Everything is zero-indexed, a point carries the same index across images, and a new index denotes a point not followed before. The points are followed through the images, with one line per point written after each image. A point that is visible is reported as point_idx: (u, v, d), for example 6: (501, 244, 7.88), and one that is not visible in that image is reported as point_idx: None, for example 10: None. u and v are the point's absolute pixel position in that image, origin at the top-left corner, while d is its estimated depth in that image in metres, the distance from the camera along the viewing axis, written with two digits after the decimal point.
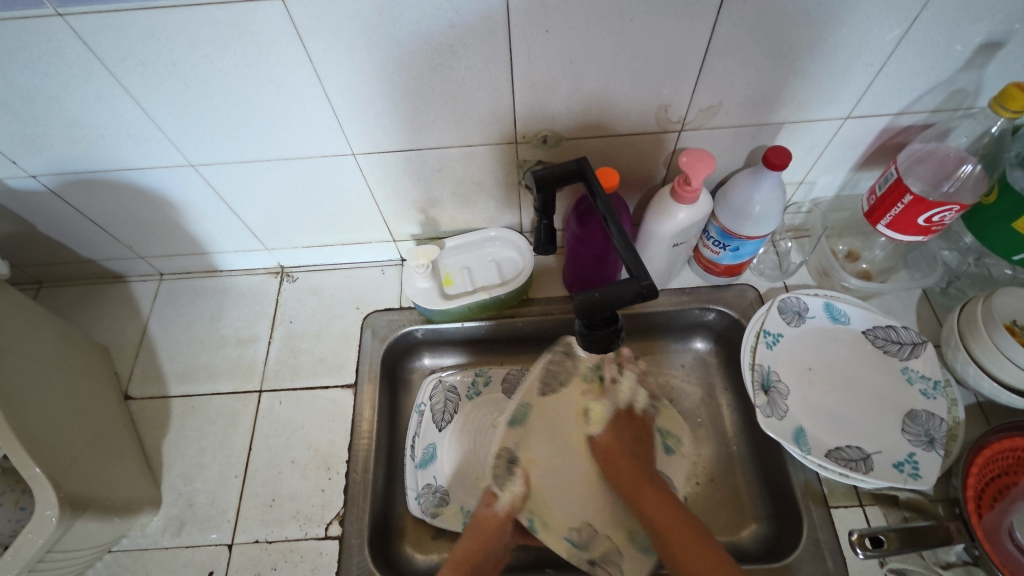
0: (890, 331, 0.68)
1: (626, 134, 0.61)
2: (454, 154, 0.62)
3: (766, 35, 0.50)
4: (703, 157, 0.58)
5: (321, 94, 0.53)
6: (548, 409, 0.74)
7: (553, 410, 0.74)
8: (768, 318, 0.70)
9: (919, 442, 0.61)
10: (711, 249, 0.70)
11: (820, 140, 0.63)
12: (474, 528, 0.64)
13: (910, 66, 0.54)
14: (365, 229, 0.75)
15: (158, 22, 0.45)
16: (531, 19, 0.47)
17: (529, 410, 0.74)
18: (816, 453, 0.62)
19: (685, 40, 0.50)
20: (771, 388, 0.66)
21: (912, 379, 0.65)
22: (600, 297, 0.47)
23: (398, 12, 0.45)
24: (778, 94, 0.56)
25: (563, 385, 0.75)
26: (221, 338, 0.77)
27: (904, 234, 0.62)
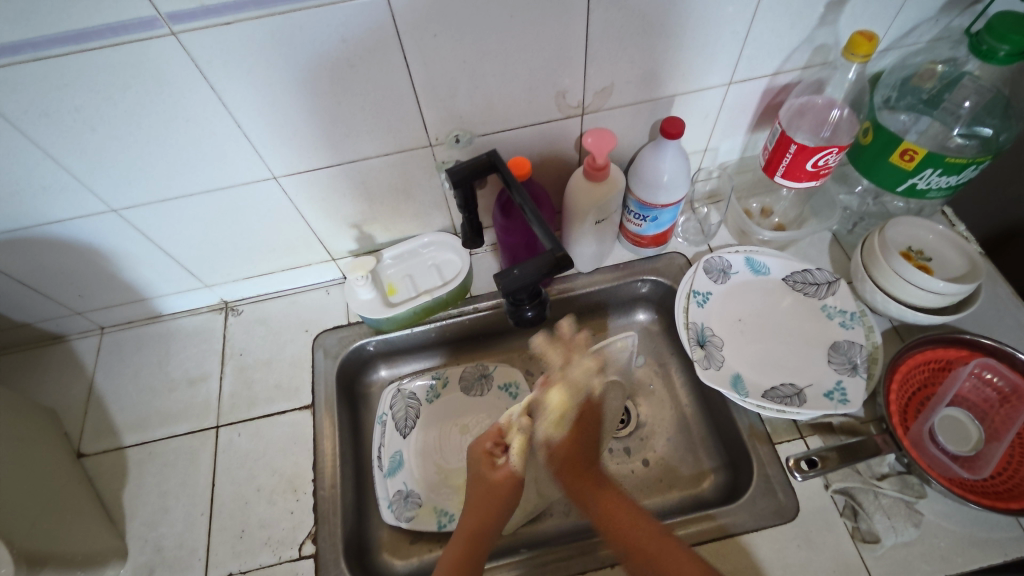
0: (807, 275, 0.73)
1: (533, 124, 0.64)
2: (375, 164, 0.65)
3: (637, 15, 0.54)
4: (605, 134, 0.62)
5: (231, 122, 0.55)
6: (469, 408, 0.79)
7: (472, 411, 0.78)
8: (695, 278, 0.74)
9: (844, 369, 0.66)
10: (634, 223, 0.75)
11: (712, 107, 0.68)
12: (484, 495, 0.60)
13: (772, 28, 0.59)
14: (303, 251, 0.77)
15: (52, 69, 0.46)
16: (418, 25, 0.50)
17: (456, 403, 0.79)
18: (753, 395, 0.66)
19: (566, 29, 0.54)
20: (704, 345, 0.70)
21: (832, 314, 0.70)
22: (518, 274, 0.50)
23: (289, 33, 0.48)
24: (663, 69, 0.61)
25: (483, 394, 0.79)
26: (172, 381, 0.76)
27: (798, 182, 0.67)
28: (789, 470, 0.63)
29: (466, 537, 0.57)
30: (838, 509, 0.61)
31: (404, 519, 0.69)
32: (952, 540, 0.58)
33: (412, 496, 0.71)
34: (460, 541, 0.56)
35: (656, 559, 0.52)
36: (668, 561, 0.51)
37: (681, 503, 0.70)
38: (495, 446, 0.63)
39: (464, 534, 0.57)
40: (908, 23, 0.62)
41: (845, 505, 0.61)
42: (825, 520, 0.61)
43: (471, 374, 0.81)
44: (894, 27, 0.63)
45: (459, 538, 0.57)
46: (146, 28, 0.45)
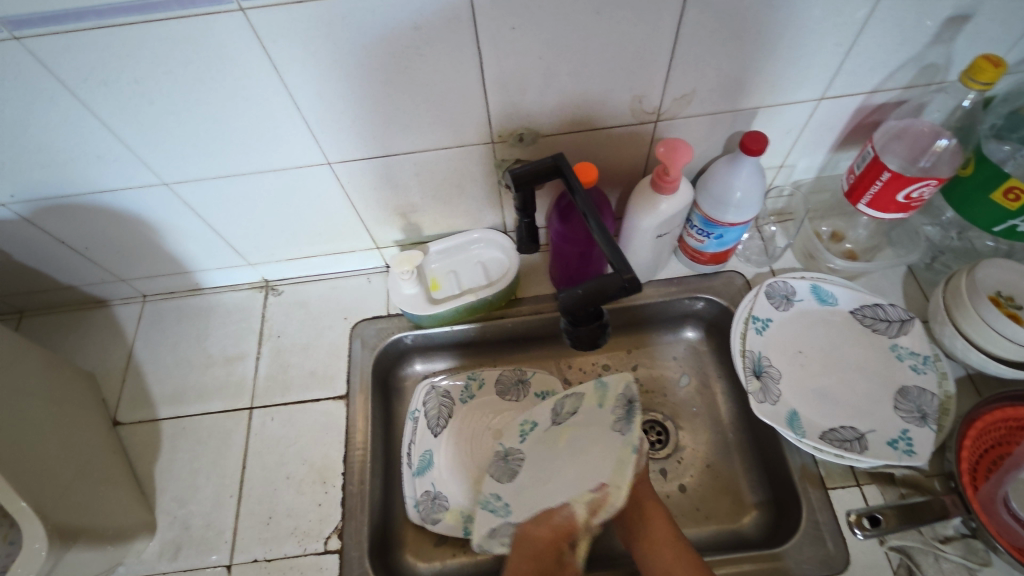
0: (877, 309, 0.68)
1: (602, 127, 0.60)
2: (432, 157, 0.62)
3: (734, 19, 0.50)
4: (680, 146, 0.57)
5: (290, 104, 0.53)
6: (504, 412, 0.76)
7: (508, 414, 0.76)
8: (756, 303, 0.69)
9: (911, 418, 0.62)
10: (695, 238, 0.71)
11: (797, 122, 0.63)
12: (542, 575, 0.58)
13: (879, 43, 0.54)
14: (348, 238, 0.74)
15: (115, 38, 0.44)
16: (497, 16, 0.47)
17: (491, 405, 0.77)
18: (810, 436, 0.62)
19: (654, 31, 0.50)
20: (634, 404, 0.65)
21: (902, 356, 0.66)
22: (584, 293, 0.46)
23: (360, 17, 0.45)
24: (751, 78, 0.57)
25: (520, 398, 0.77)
26: (209, 358, 0.76)
27: (884, 212, 0.62)
28: (847, 525, 0.59)
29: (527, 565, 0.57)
30: (891, 567, 0.57)
31: (428, 519, 0.67)
32: None
33: (439, 499, 0.69)
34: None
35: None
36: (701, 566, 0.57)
37: (719, 536, 0.67)
38: (563, 542, 0.59)
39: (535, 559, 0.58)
40: None
41: (900, 562, 0.57)
42: None
43: (508, 375, 0.78)
44: (1016, 51, 0.56)
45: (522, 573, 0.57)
46: (215, 3, 0.42)
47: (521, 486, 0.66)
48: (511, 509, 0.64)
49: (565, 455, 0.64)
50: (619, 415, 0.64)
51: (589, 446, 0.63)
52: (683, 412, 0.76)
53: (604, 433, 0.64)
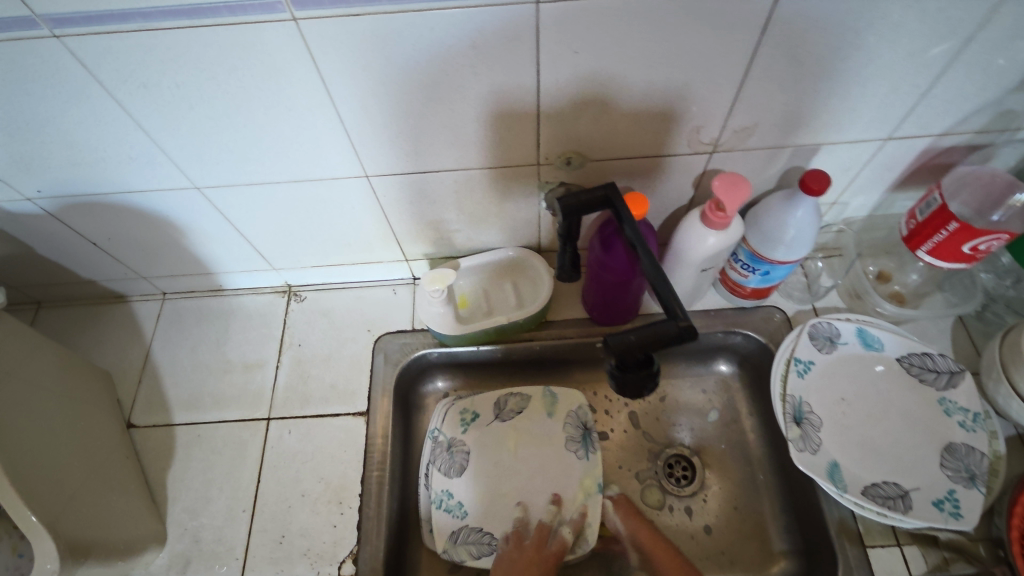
0: (925, 358, 0.65)
1: (654, 155, 0.58)
2: (473, 176, 0.59)
3: (810, 54, 0.47)
4: (737, 181, 0.54)
5: (333, 116, 0.50)
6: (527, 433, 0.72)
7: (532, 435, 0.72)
8: (798, 345, 0.66)
9: (959, 478, 0.59)
10: (739, 272, 0.67)
11: (858, 161, 0.60)
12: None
13: (960, 86, 0.51)
14: (377, 249, 0.72)
15: (159, 42, 0.42)
16: (561, 39, 0.44)
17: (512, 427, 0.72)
18: (852, 491, 0.60)
19: (725, 62, 0.47)
20: (589, 430, 0.71)
21: (951, 411, 0.62)
22: (636, 340, 0.44)
23: (417, 33, 0.43)
24: (818, 114, 0.54)
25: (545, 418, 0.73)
26: (227, 364, 0.74)
27: (945, 261, 0.59)
28: None
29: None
30: None
31: (451, 473, 0.69)
32: None
33: (456, 449, 0.70)
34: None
35: None
36: None
37: None
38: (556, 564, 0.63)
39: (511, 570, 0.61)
40: None
41: None
42: None
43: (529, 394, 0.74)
44: None
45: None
46: (268, 11, 0.40)
47: (473, 491, 0.68)
48: (466, 510, 0.67)
49: (521, 465, 0.70)
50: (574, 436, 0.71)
51: (546, 458, 0.71)
52: (712, 448, 0.73)
53: (560, 449, 0.71)
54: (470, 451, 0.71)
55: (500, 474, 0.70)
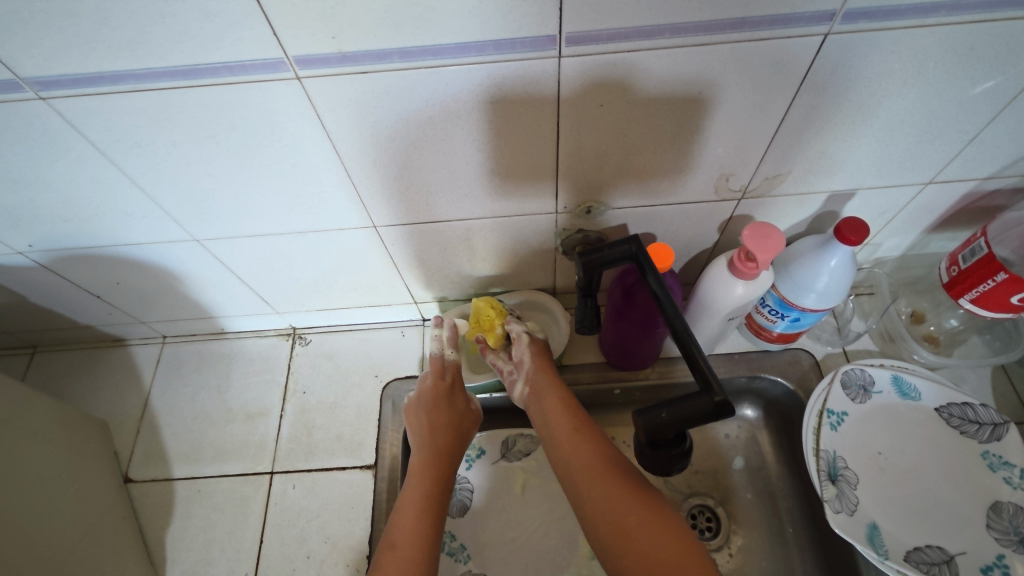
0: (966, 409, 0.60)
1: (679, 202, 0.54)
2: (486, 224, 0.56)
3: (850, 101, 0.44)
4: (770, 231, 0.51)
5: (340, 170, 0.47)
6: (541, 480, 0.69)
7: (545, 482, 0.69)
8: (830, 395, 0.63)
9: (1007, 542, 0.54)
10: (766, 317, 0.64)
11: (893, 205, 0.57)
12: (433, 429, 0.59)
13: (1011, 131, 0.47)
14: (385, 292, 0.69)
15: (153, 102, 0.39)
16: (584, 90, 0.41)
17: (528, 476, 0.69)
18: (894, 557, 0.56)
19: (759, 112, 0.44)
20: None
21: (995, 466, 0.58)
22: (667, 418, 0.41)
23: (430, 88, 0.40)
24: (856, 159, 0.50)
25: None
26: (229, 412, 0.71)
27: (989, 311, 0.55)
28: None
29: (414, 516, 0.51)
30: None
31: (456, 512, 0.67)
32: None
33: (460, 486, 0.69)
34: (411, 523, 0.51)
35: (637, 525, 0.47)
36: (645, 523, 0.47)
37: None
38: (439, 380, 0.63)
39: (421, 485, 0.54)
40: None
41: None
42: None
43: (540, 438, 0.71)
44: None
45: (410, 510, 0.52)
46: (272, 70, 0.37)
47: (479, 537, 0.66)
48: (470, 554, 0.65)
49: (529, 509, 0.68)
50: None
51: (554, 504, 0.68)
52: (737, 499, 0.69)
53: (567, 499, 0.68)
54: (475, 490, 0.69)
55: (507, 519, 0.67)
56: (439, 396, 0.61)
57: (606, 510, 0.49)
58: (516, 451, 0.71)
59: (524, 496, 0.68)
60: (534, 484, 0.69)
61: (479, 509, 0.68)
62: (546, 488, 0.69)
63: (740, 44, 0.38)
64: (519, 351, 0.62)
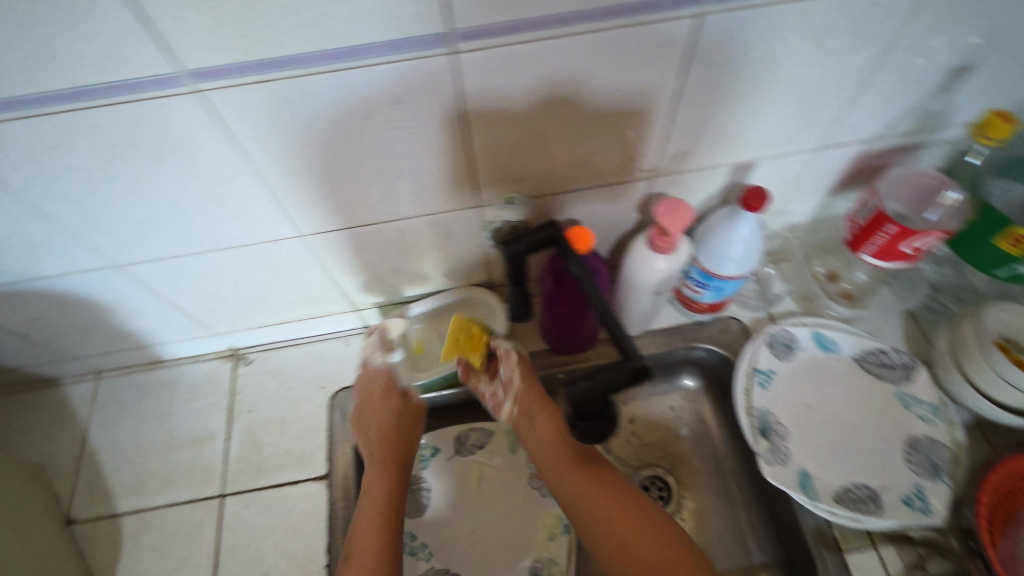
0: (881, 355, 0.67)
1: (593, 185, 0.56)
2: (413, 224, 0.57)
3: (736, 78, 0.47)
4: (681, 206, 0.54)
5: (255, 182, 0.47)
6: (497, 472, 0.71)
7: (500, 473, 0.71)
8: (758, 356, 0.67)
9: (922, 472, 0.60)
10: (692, 289, 0.67)
11: (793, 172, 0.61)
12: (383, 436, 0.62)
13: (884, 94, 0.51)
14: (323, 302, 0.69)
15: (46, 128, 0.38)
16: (482, 84, 0.42)
17: (483, 468, 0.71)
18: (824, 498, 0.60)
19: (652, 94, 0.47)
20: None
21: (909, 404, 0.64)
22: (591, 389, 0.43)
23: (331, 94, 0.40)
24: (752, 131, 0.53)
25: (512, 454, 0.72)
26: (173, 440, 0.69)
27: (887, 261, 0.60)
28: None
29: (376, 515, 0.56)
30: None
31: (415, 512, 0.68)
32: None
33: (417, 487, 0.70)
34: (372, 523, 0.55)
35: (637, 540, 0.53)
36: (645, 536, 0.53)
37: None
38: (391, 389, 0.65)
39: (382, 487, 0.58)
40: None
41: None
42: None
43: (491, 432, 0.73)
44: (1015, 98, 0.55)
45: (372, 510, 0.56)
46: (164, 85, 0.37)
47: (440, 533, 0.67)
48: (431, 552, 0.66)
49: (487, 500, 0.69)
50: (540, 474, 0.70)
51: (511, 494, 0.69)
52: (685, 465, 0.72)
53: (523, 486, 0.70)
54: (432, 488, 0.70)
55: (465, 513, 0.68)
56: (390, 403, 0.64)
57: (608, 525, 0.55)
58: (470, 446, 0.72)
59: (481, 488, 0.70)
60: (490, 476, 0.70)
61: (438, 506, 0.68)
62: (501, 478, 0.70)
63: (622, 30, 0.40)
64: (506, 369, 0.64)
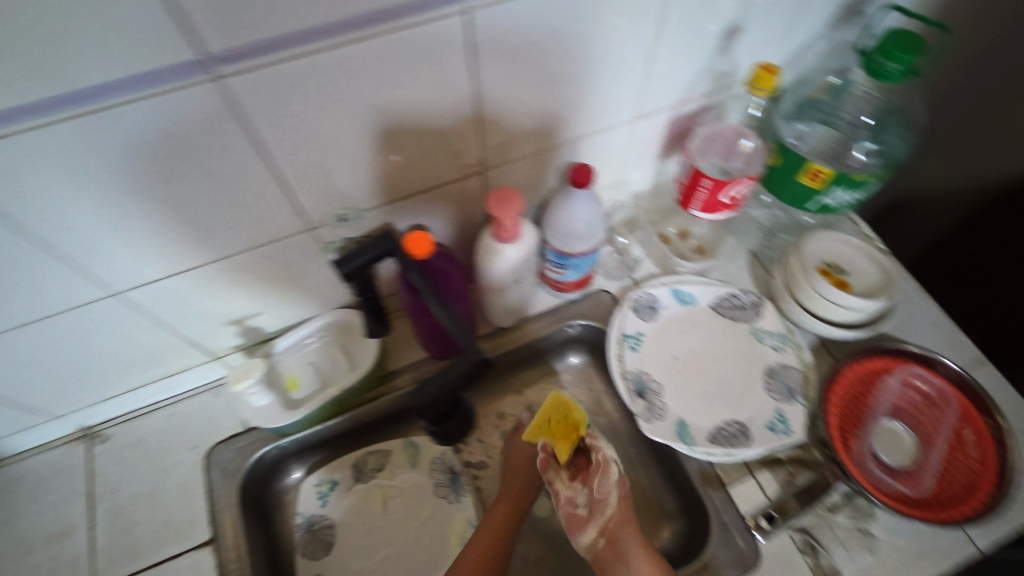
0: (732, 299, 0.72)
1: (426, 189, 0.56)
2: (246, 258, 0.54)
3: (530, 65, 0.48)
4: (512, 194, 0.55)
5: (37, 242, 0.43)
6: (400, 490, 0.69)
7: (404, 490, 0.69)
8: (625, 321, 0.70)
9: (781, 396, 0.66)
10: (554, 271, 0.69)
11: (618, 145, 0.64)
12: None
13: (673, 62, 0.55)
14: (175, 358, 0.64)
15: None
16: (264, 104, 0.41)
17: (386, 490, 0.69)
18: (701, 442, 0.64)
19: (450, 92, 0.47)
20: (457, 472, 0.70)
21: (764, 338, 0.70)
22: None
23: (92, 137, 0.38)
24: (565, 113, 0.55)
25: (413, 468, 0.70)
26: (25, 545, 0.61)
27: (714, 214, 0.64)
28: (746, 527, 0.60)
29: None
30: (798, 547, 0.59)
31: (319, 553, 0.65)
32: (904, 555, 0.59)
33: (319, 526, 0.66)
34: None
35: None
36: None
37: None
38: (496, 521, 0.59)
39: None
40: (800, 42, 0.61)
41: (804, 542, 0.59)
42: (786, 561, 0.59)
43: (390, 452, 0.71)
44: (787, 49, 0.61)
45: None
46: None
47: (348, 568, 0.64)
48: None
49: (393, 522, 0.67)
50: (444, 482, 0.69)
51: (418, 509, 0.68)
52: None
53: (430, 498, 0.68)
54: (336, 524, 0.67)
55: (373, 539, 0.66)
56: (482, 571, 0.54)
57: None
58: (369, 470, 0.70)
59: (387, 511, 0.68)
60: (394, 496, 0.69)
61: (343, 540, 0.66)
62: (406, 496, 0.69)
63: (391, 33, 0.40)
64: (604, 482, 0.59)
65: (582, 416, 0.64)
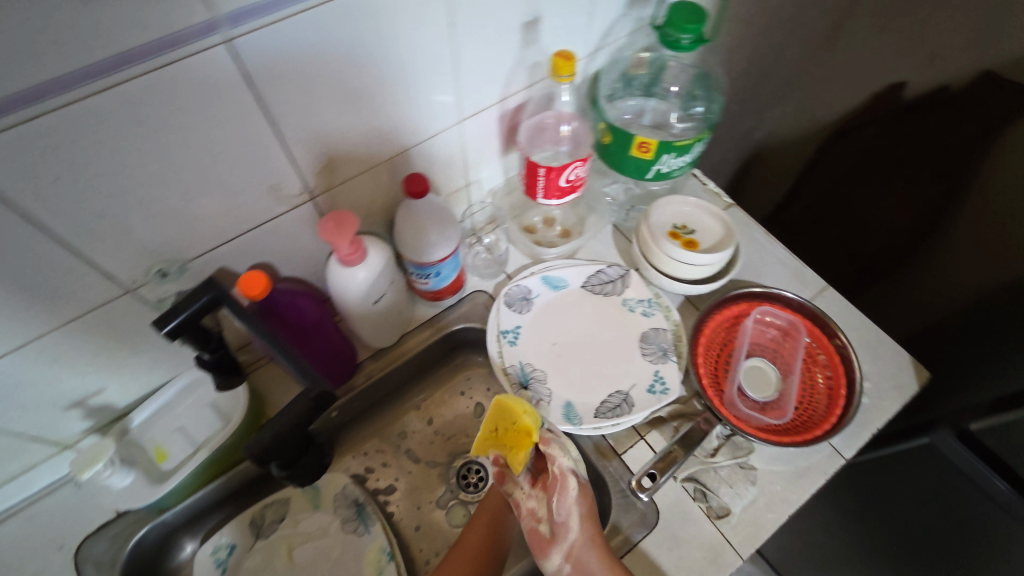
0: (600, 276, 0.75)
1: (255, 226, 0.54)
2: (63, 335, 0.50)
3: (328, 86, 0.47)
4: (347, 216, 0.54)
5: None
6: (305, 534, 0.66)
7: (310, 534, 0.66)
8: (500, 318, 0.71)
9: (657, 357, 0.69)
10: (420, 282, 0.67)
11: (454, 148, 0.65)
12: None
13: (481, 62, 0.57)
14: (14, 457, 0.58)
15: None
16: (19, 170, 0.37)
17: (290, 539, 0.66)
18: (587, 418, 0.66)
19: (245, 125, 0.45)
20: (362, 502, 0.67)
21: (633, 307, 0.73)
22: None
23: None
24: (386, 127, 0.55)
25: (316, 509, 0.67)
26: None
27: (559, 198, 0.67)
28: (632, 492, 0.61)
29: None
30: (690, 496, 0.62)
31: None
32: (783, 480, 0.63)
33: None
34: None
35: None
36: None
37: None
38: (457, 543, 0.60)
39: None
40: (604, 25, 0.64)
41: (695, 490, 0.63)
42: (681, 512, 0.62)
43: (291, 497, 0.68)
44: (593, 33, 0.64)
45: None
46: None
47: None
48: None
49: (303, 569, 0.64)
50: (350, 516, 0.67)
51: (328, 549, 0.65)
52: None
53: (338, 536, 0.66)
54: None
55: None
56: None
57: None
58: (269, 523, 0.66)
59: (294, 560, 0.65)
60: (300, 543, 0.66)
61: None
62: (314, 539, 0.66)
63: (148, 75, 0.38)
64: (564, 503, 0.56)
65: (534, 420, 0.57)
